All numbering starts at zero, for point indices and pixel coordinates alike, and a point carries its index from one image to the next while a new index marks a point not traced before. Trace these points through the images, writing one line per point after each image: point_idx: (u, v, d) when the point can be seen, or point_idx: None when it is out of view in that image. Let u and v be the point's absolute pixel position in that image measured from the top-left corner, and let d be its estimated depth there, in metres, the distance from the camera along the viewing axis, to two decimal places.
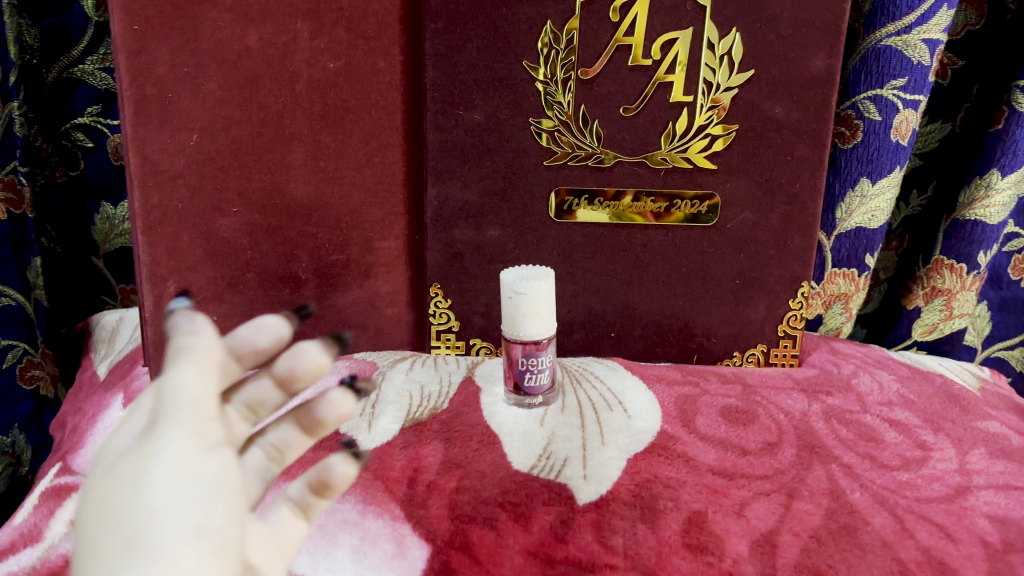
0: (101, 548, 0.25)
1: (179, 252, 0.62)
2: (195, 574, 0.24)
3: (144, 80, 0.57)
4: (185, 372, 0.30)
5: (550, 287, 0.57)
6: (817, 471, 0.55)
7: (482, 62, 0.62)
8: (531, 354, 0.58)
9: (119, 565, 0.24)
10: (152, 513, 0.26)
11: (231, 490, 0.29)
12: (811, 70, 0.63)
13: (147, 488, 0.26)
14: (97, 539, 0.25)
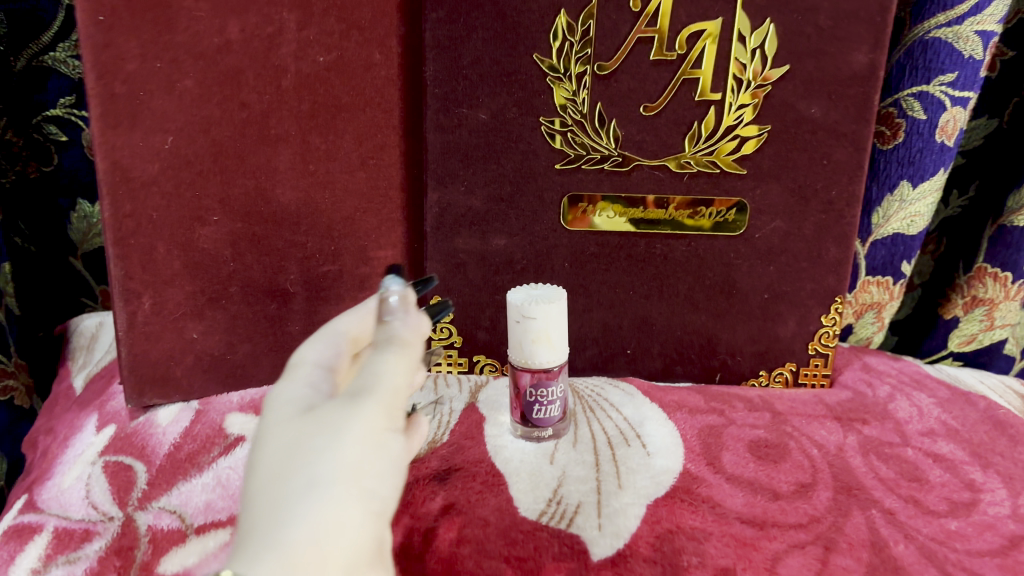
0: (290, 469, 0.30)
1: (155, 265, 0.56)
2: (341, 528, 0.29)
3: (112, 77, 0.51)
4: (393, 362, 0.34)
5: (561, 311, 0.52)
6: (855, 518, 0.49)
7: (487, 55, 0.56)
8: (541, 384, 0.53)
9: (299, 491, 0.29)
10: (337, 466, 0.30)
11: (394, 473, 0.33)
12: (852, 66, 0.56)
13: (342, 444, 0.31)
14: (288, 459, 0.30)
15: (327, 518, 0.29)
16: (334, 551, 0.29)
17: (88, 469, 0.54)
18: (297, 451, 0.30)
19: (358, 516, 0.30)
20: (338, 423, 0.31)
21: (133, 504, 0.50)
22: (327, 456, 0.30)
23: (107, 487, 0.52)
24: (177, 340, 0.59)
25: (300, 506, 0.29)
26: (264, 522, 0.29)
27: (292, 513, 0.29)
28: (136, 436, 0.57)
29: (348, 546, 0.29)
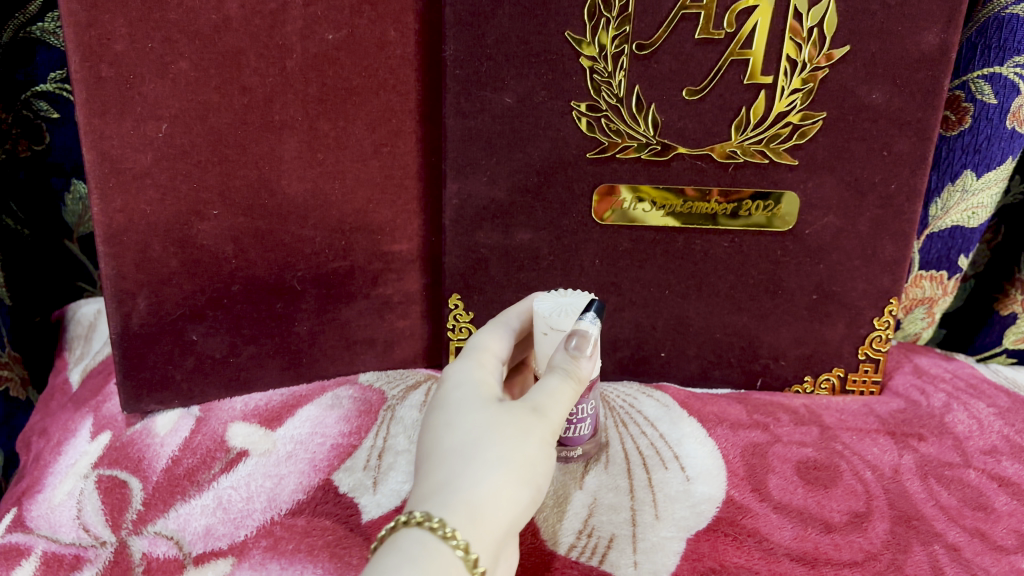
0: (479, 444, 0.34)
1: (151, 263, 0.52)
2: (507, 512, 0.34)
3: (99, 59, 0.46)
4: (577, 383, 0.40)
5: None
6: (916, 555, 0.45)
7: (515, 33, 0.51)
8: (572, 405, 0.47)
9: (482, 465, 0.34)
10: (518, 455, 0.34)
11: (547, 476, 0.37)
12: (921, 48, 0.51)
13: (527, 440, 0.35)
14: (474, 434, 0.35)
15: (498, 497, 0.33)
16: (504, 525, 0.34)
17: (80, 483, 0.50)
18: (485, 428, 0.35)
19: (518, 502, 0.34)
20: (528, 423, 0.36)
21: (127, 528, 0.46)
22: (513, 442, 0.35)
23: (99, 505, 0.48)
24: (175, 342, 0.54)
25: (482, 476, 0.33)
26: (450, 472, 0.34)
27: (477, 475, 0.33)
28: (131, 446, 0.52)
29: (510, 525, 0.34)
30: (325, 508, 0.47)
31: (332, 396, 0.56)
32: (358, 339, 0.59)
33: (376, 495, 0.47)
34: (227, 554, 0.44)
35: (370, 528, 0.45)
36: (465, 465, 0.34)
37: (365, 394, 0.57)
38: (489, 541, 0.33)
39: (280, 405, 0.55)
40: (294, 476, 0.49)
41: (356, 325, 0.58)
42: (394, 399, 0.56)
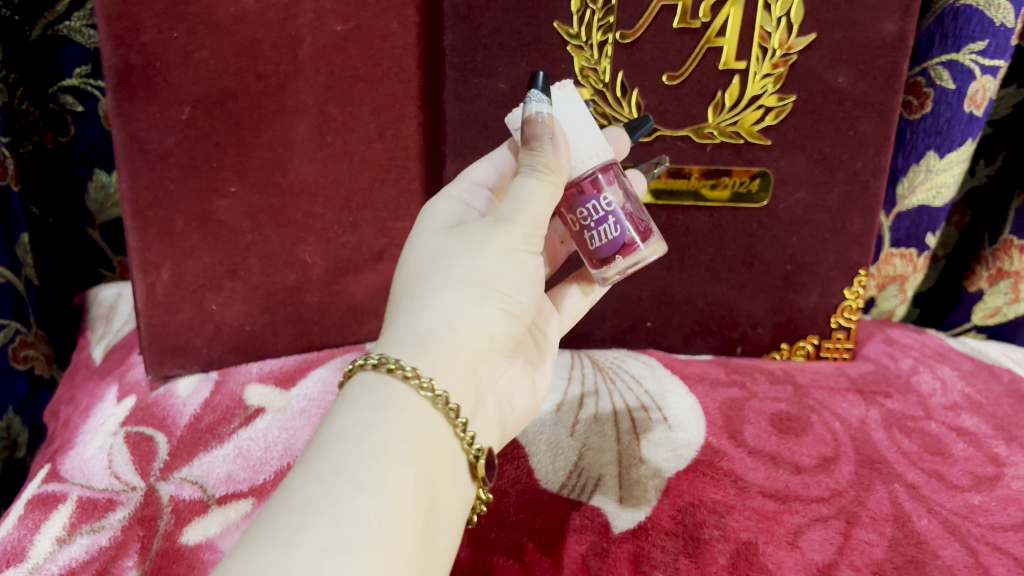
0: (429, 275, 0.41)
1: (173, 236, 0.56)
2: (461, 321, 0.40)
3: (129, 48, 0.51)
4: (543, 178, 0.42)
5: (569, 102, 0.46)
6: (878, 493, 0.49)
7: (508, 25, 0.56)
8: (579, 206, 0.47)
9: (429, 291, 0.40)
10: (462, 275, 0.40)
11: (513, 280, 0.42)
12: (882, 35, 0.55)
13: (472, 258, 0.41)
14: (428, 267, 0.41)
15: (446, 313, 0.39)
16: (463, 335, 0.39)
17: (110, 439, 0.54)
18: (439, 259, 0.41)
19: (475, 309, 0.40)
20: (478, 242, 0.42)
21: (155, 475, 0.51)
22: (459, 265, 0.41)
23: (129, 457, 0.52)
24: (196, 311, 0.59)
25: (430, 300, 0.39)
26: (411, 302, 0.40)
27: (427, 301, 0.40)
28: (156, 406, 0.57)
29: (475, 329, 0.40)
30: None
31: (341, 360, 0.60)
32: (365, 310, 0.63)
33: None
34: (248, 495, 0.49)
35: None
36: (420, 293, 0.40)
37: None
38: (448, 353, 0.38)
39: (293, 368, 0.59)
40: (307, 428, 0.53)
41: (363, 298, 0.63)
42: None
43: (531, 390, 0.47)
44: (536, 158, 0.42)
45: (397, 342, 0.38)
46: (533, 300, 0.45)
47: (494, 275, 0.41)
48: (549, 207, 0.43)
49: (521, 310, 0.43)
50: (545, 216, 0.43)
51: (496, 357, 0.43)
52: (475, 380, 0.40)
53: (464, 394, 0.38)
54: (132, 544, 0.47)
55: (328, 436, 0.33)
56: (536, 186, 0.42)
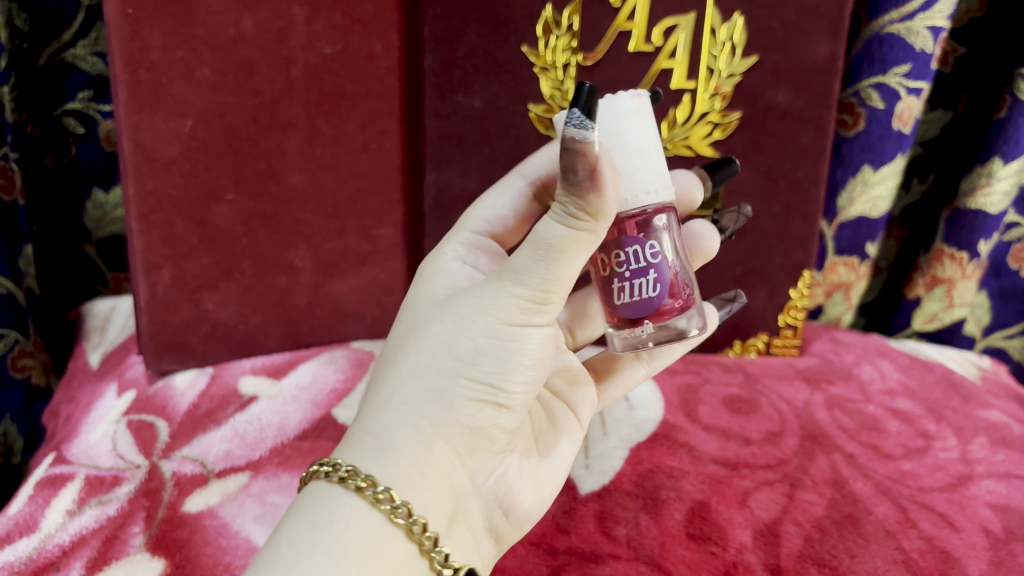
0: (407, 354, 0.38)
1: (174, 239, 0.61)
2: (424, 421, 0.37)
3: (138, 66, 0.56)
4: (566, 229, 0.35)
5: (634, 118, 0.40)
6: (820, 461, 0.54)
7: (481, 48, 0.62)
8: (619, 250, 0.42)
9: (398, 380, 0.38)
10: (433, 364, 0.38)
11: (501, 362, 0.38)
12: (815, 58, 0.62)
13: (449, 341, 0.38)
14: (412, 342, 0.39)
15: (407, 411, 0.37)
16: (430, 432, 0.37)
17: (113, 427, 0.58)
18: (420, 335, 0.39)
19: (445, 404, 0.37)
20: (464, 320, 0.38)
21: (158, 454, 0.55)
22: (434, 351, 0.38)
23: (132, 440, 0.57)
24: (193, 310, 0.63)
25: (397, 389, 0.38)
26: (386, 384, 0.38)
27: (395, 389, 0.38)
28: (156, 397, 0.61)
29: (449, 421, 0.38)
30: (328, 433, 0.56)
31: (329, 355, 0.66)
32: (349, 312, 0.68)
33: (345, 404, 0.59)
34: (245, 469, 0.53)
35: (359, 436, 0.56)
36: (396, 376, 0.38)
37: (357, 354, 0.67)
38: (414, 458, 0.36)
39: (283, 363, 0.65)
40: (299, 411, 0.59)
41: (348, 299, 0.68)
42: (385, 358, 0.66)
43: (533, 476, 0.44)
44: (575, 207, 0.33)
45: (357, 444, 0.37)
46: (534, 380, 0.40)
47: (475, 361, 0.38)
48: (574, 268, 0.36)
49: (516, 395, 0.39)
50: (567, 280, 0.36)
51: (483, 446, 0.40)
52: (449, 480, 0.38)
53: (432, 499, 0.36)
54: (137, 513, 0.51)
55: (267, 559, 0.31)
56: (564, 235, 0.34)
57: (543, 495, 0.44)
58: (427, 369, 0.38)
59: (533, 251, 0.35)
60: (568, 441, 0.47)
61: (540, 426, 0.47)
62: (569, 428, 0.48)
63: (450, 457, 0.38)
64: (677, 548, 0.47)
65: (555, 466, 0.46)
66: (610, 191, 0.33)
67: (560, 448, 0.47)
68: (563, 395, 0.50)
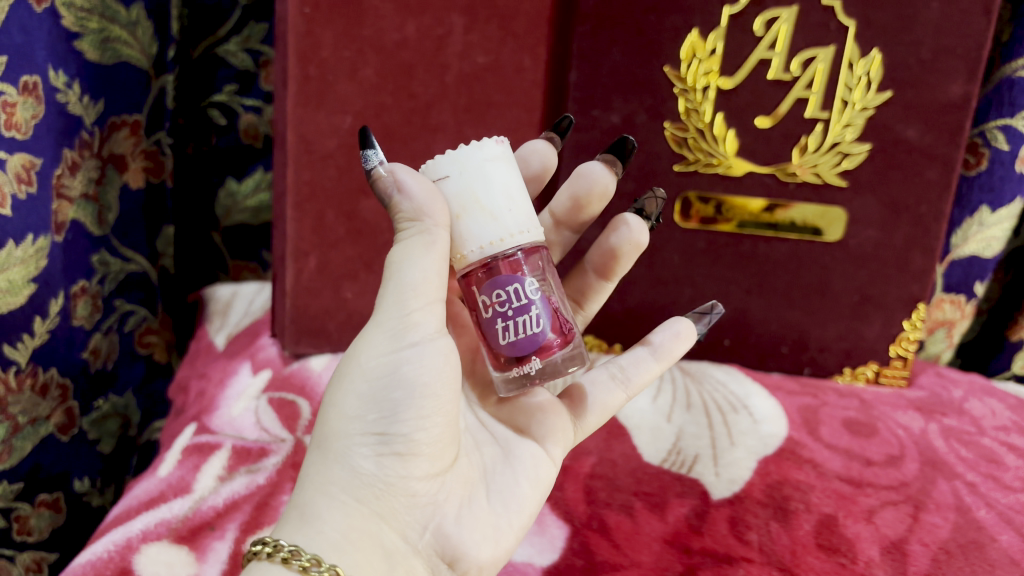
0: (316, 435, 0.41)
1: (322, 229, 0.64)
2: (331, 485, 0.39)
3: (308, 61, 0.60)
4: (408, 251, 0.38)
5: (496, 162, 0.43)
6: (941, 486, 0.56)
7: (625, 67, 0.65)
8: (495, 288, 0.43)
9: (310, 462, 0.41)
10: (329, 431, 0.40)
11: (389, 402, 0.39)
12: (948, 96, 0.64)
13: (338, 402, 0.40)
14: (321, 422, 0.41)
15: (315, 482, 0.39)
16: (336, 495, 0.39)
17: (253, 402, 0.61)
18: (323, 414, 0.41)
19: (348, 461, 0.39)
20: (345, 380, 0.40)
21: (301, 430, 0.58)
22: (331, 419, 0.40)
23: (275, 415, 0.59)
24: (333, 297, 0.66)
25: (311, 469, 0.40)
26: (306, 470, 0.41)
27: (310, 470, 0.40)
28: (293, 377, 0.64)
29: (356, 476, 0.39)
30: None
31: None
32: None
33: None
34: None
35: None
36: (311, 460, 0.41)
37: None
38: (333, 525, 0.38)
39: None
40: None
41: None
42: None
43: (487, 521, 0.42)
44: (400, 219, 0.39)
45: (287, 527, 0.39)
46: (440, 418, 0.40)
47: (362, 414, 0.39)
48: (427, 278, 0.39)
49: (421, 437, 0.40)
50: (424, 289, 0.39)
51: (409, 499, 0.40)
52: (380, 541, 0.39)
53: (362, 561, 0.37)
54: (286, 484, 0.53)
55: None
56: (405, 250, 0.38)
57: (502, 538, 0.42)
58: (327, 439, 0.40)
59: (394, 283, 0.39)
60: (523, 470, 0.46)
61: (494, 465, 0.46)
62: (524, 462, 0.46)
63: (375, 517, 0.39)
64: (807, 557, 0.49)
65: (513, 503, 0.44)
66: (421, 194, 0.39)
67: (520, 483, 0.45)
68: (525, 431, 0.48)
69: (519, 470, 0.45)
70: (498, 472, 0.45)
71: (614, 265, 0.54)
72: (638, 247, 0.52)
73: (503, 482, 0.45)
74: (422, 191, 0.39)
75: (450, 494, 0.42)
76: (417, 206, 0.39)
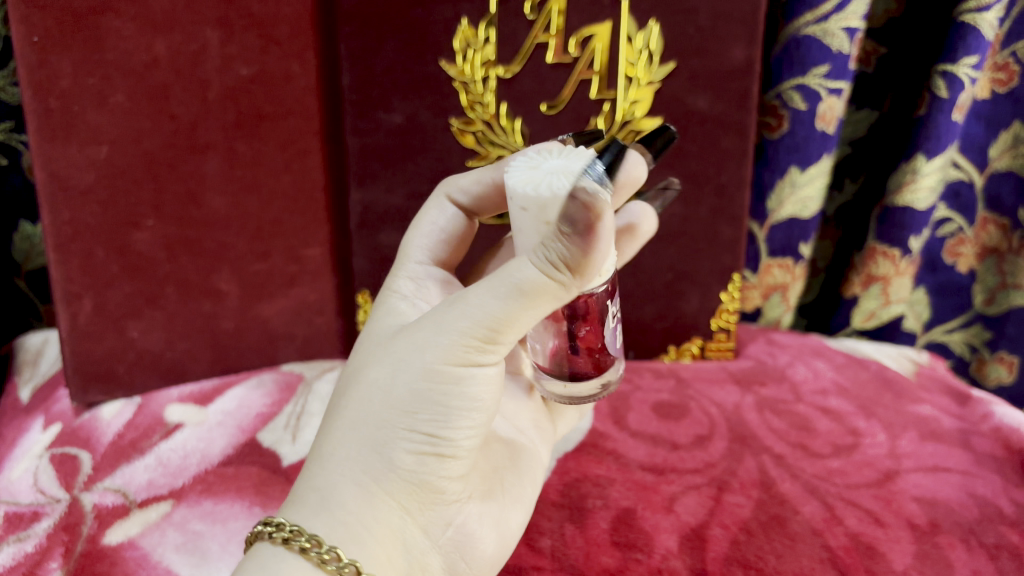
0: (349, 400, 0.38)
1: (94, 267, 0.61)
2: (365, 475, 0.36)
3: (47, 93, 0.55)
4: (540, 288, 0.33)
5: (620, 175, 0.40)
6: (748, 463, 0.55)
7: (399, 64, 0.61)
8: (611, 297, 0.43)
9: (339, 428, 0.37)
10: (371, 412, 0.36)
11: (450, 410, 0.36)
12: (732, 61, 0.62)
13: (385, 384, 0.36)
14: (355, 388, 0.38)
15: (347, 462, 0.36)
16: (370, 487, 0.36)
17: (35, 461, 0.57)
18: (359, 380, 0.38)
19: (390, 452, 0.36)
20: (401, 361, 0.36)
21: (79, 487, 0.54)
22: (371, 397, 0.37)
23: (54, 474, 0.55)
24: (118, 339, 0.64)
25: (342, 439, 0.37)
26: (331, 432, 0.37)
27: (339, 437, 0.37)
28: (81, 430, 0.61)
29: (392, 471, 0.37)
30: (252, 458, 0.56)
31: (256, 380, 0.66)
32: (278, 334, 0.69)
33: (295, 445, 0.57)
34: (167, 498, 0.52)
35: (293, 463, 0.55)
36: (339, 424, 0.37)
37: (286, 377, 0.67)
38: (359, 516, 0.36)
39: (211, 389, 0.65)
40: (224, 437, 0.58)
41: (278, 321, 0.68)
42: (312, 378, 0.67)
43: (500, 520, 0.42)
44: (557, 257, 0.32)
45: (304, 497, 0.36)
46: (483, 424, 0.38)
47: (415, 410, 0.36)
48: (534, 314, 0.34)
49: (464, 442, 0.38)
50: (522, 317, 0.34)
51: (438, 501, 0.38)
52: (399, 537, 0.37)
53: (384, 561, 0.36)
54: (56, 548, 0.49)
55: None
56: (534, 279, 0.33)
57: (509, 538, 0.42)
58: (367, 422, 0.36)
59: (500, 292, 0.34)
60: (530, 485, 0.45)
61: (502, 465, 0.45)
62: (531, 469, 0.46)
63: (401, 512, 0.37)
64: (602, 557, 0.47)
65: (523, 508, 0.44)
66: (599, 254, 0.33)
67: (525, 485, 0.45)
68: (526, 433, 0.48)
69: (527, 480, 0.45)
70: (509, 471, 0.44)
71: (621, 249, 0.53)
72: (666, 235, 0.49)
73: (512, 482, 0.44)
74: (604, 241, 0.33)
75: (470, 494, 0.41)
76: (588, 254, 0.32)
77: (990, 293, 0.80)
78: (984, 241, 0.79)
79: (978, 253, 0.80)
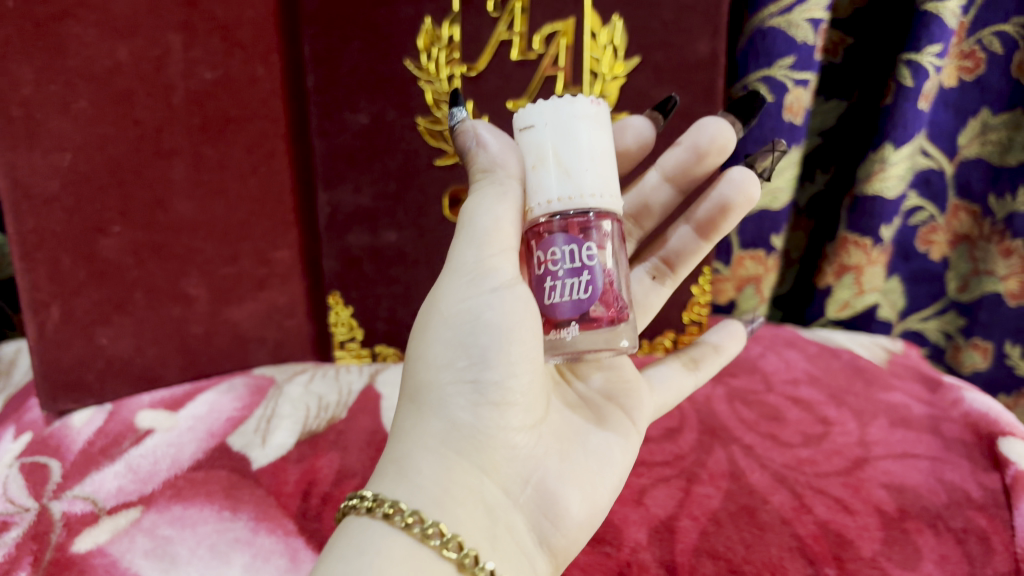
0: (406, 384, 0.41)
1: (61, 276, 0.61)
2: (430, 436, 0.39)
3: (8, 102, 0.55)
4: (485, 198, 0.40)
5: (580, 124, 0.41)
6: (717, 455, 0.55)
7: (364, 63, 0.61)
8: (545, 246, 0.41)
9: (404, 410, 0.40)
10: (421, 380, 0.40)
11: (484, 348, 0.39)
12: (697, 55, 0.62)
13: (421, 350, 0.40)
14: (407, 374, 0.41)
15: (412, 430, 0.39)
16: (442, 451, 0.38)
17: (4, 471, 0.57)
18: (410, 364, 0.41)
19: (448, 410, 0.39)
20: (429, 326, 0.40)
21: (48, 495, 0.54)
22: (420, 368, 0.40)
23: (22, 483, 0.55)
24: (87, 346, 0.64)
25: (405, 417, 0.40)
26: (401, 418, 0.40)
27: (405, 418, 0.40)
28: (52, 438, 0.60)
29: (455, 429, 0.39)
30: (222, 462, 0.56)
31: (227, 385, 0.66)
32: (249, 337, 0.69)
33: (264, 448, 0.57)
34: (137, 504, 0.52)
35: (262, 467, 0.55)
36: (405, 409, 0.40)
37: (257, 380, 0.67)
38: (436, 478, 0.37)
39: (182, 395, 0.65)
40: (193, 442, 0.58)
41: (248, 325, 0.68)
42: (282, 382, 0.67)
43: (585, 477, 0.42)
44: (478, 173, 0.42)
45: (384, 474, 0.38)
46: (529, 368, 0.40)
47: (452, 361, 0.39)
48: (506, 220, 0.40)
49: (512, 387, 0.40)
50: (497, 236, 0.40)
51: (507, 456, 0.40)
52: (478, 495, 0.38)
53: (467, 516, 0.37)
54: (24, 557, 0.48)
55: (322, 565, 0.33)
56: (486, 196, 0.40)
57: (599, 497, 0.42)
58: (418, 391, 0.40)
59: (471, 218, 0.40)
60: (614, 442, 0.46)
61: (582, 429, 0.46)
62: (618, 427, 0.47)
63: (477, 470, 0.39)
64: None
65: (609, 462, 0.44)
66: (506, 156, 0.42)
67: (610, 448, 0.45)
68: (615, 400, 0.49)
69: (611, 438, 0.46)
70: (590, 434, 0.45)
71: (719, 222, 0.52)
72: (749, 200, 0.51)
73: (593, 444, 0.45)
74: (499, 148, 0.42)
75: (545, 451, 0.42)
76: (493, 159, 0.41)
77: (963, 280, 0.81)
78: (956, 228, 0.80)
79: (950, 241, 0.81)
